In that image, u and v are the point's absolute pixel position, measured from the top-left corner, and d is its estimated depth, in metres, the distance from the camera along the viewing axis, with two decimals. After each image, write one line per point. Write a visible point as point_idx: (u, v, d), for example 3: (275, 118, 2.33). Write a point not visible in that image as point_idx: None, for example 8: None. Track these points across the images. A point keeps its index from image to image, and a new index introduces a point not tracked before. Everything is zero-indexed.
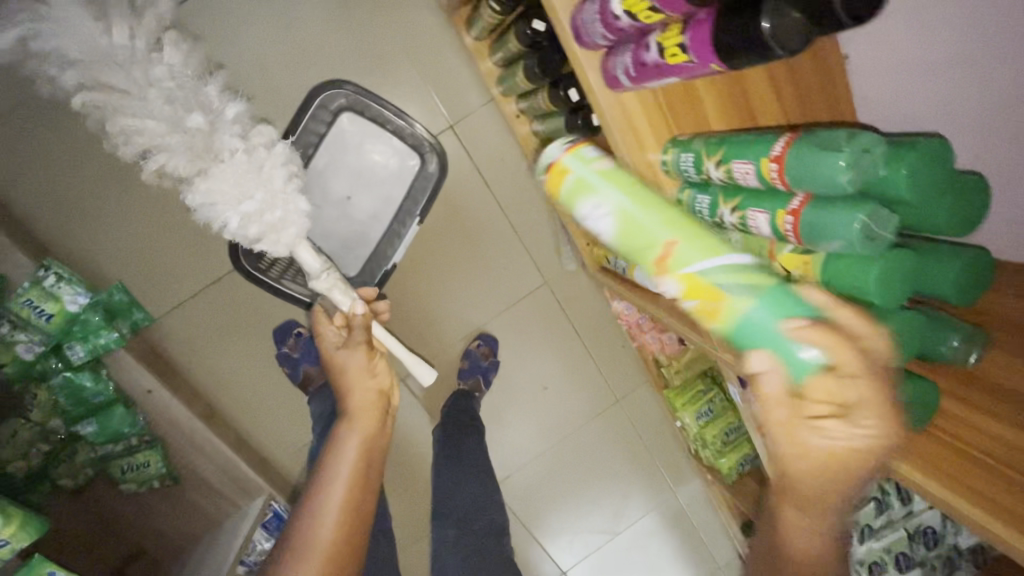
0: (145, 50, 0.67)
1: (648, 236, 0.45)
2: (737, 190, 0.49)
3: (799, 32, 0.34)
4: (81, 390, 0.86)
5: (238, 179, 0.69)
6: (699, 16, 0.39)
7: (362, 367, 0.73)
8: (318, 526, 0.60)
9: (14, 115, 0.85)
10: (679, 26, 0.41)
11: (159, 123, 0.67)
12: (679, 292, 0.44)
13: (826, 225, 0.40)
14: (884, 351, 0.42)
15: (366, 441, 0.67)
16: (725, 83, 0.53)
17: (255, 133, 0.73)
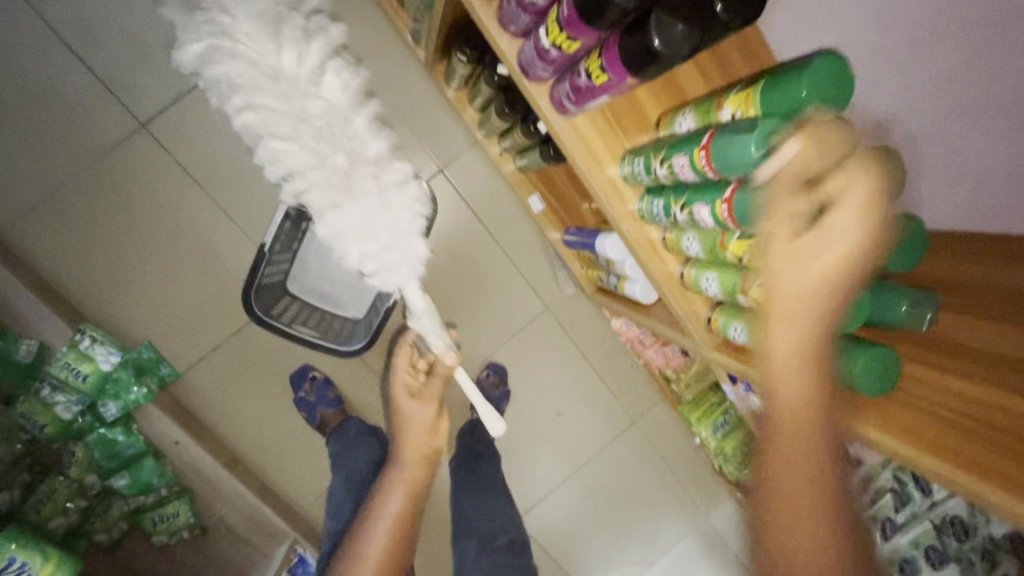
0: (311, 74, 0.67)
1: (713, 100, 0.50)
2: (686, 188, 0.53)
3: (680, 39, 0.40)
4: (114, 444, 0.92)
5: (365, 215, 0.71)
6: (609, 41, 0.46)
7: (426, 424, 0.74)
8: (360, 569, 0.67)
9: (58, 207, 0.96)
10: (596, 52, 0.47)
11: (306, 152, 0.67)
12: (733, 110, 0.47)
13: (753, 204, 0.44)
14: (824, 314, 0.45)
15: (411, 487, 0.71)
16: (658, 89, 0.59)
17: (391, 171, 0.73)
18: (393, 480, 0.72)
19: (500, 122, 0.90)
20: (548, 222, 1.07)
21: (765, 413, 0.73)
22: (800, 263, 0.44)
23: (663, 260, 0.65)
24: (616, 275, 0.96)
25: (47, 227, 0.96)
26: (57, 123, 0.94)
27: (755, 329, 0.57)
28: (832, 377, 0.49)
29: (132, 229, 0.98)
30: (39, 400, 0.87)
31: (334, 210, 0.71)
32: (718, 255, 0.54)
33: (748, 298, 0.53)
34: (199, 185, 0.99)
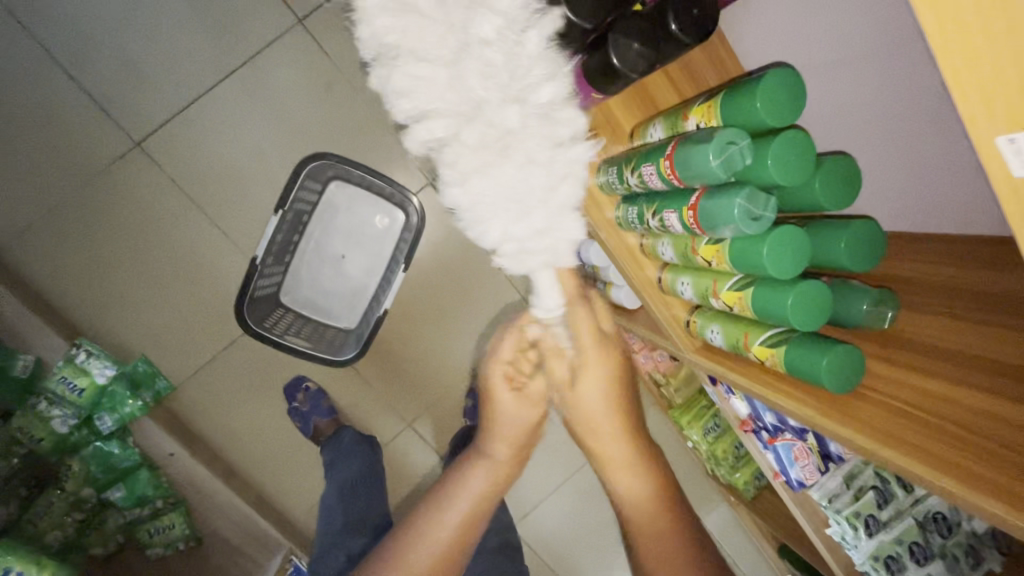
0: None
1: (679, 112, 0.52)
2: (657, 196, 0.55)
3: (636, 55, 0.43)
4: (109, 456, 0.94)
5: (519, 175, 0.64)
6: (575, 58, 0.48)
7: (517, 408, 0.73)
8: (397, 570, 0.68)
9: (56, 225, 0.98)
10: None
11: (457, 100, 0.64)
12: (700, 120, 0.49)
13: (717, 210, 0.46)
14: (787, 314, 0.47)
15: (493, 483, 0.73)
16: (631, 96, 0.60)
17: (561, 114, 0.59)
18: (479, 473, 0.73)
19: None
20: None
21: (746, 413, 0.75)
22: (763, 265, 0.46)
23: (641, 266, 0.67)
24: (602, 282, 0.98)
25: (44, 244, 0.97)
26: (54, 143, 0.97)
27: (729, 331, 0.59)
28: (800, 376, 0.51)
29: (128, 245, 1.00)
30: (38, 413, 0.88)
31: (498, 180, 0.66)
32: (690, 260, 0.55)
33: (719, 300, 0.55)
34: (193, 201, 1.01)
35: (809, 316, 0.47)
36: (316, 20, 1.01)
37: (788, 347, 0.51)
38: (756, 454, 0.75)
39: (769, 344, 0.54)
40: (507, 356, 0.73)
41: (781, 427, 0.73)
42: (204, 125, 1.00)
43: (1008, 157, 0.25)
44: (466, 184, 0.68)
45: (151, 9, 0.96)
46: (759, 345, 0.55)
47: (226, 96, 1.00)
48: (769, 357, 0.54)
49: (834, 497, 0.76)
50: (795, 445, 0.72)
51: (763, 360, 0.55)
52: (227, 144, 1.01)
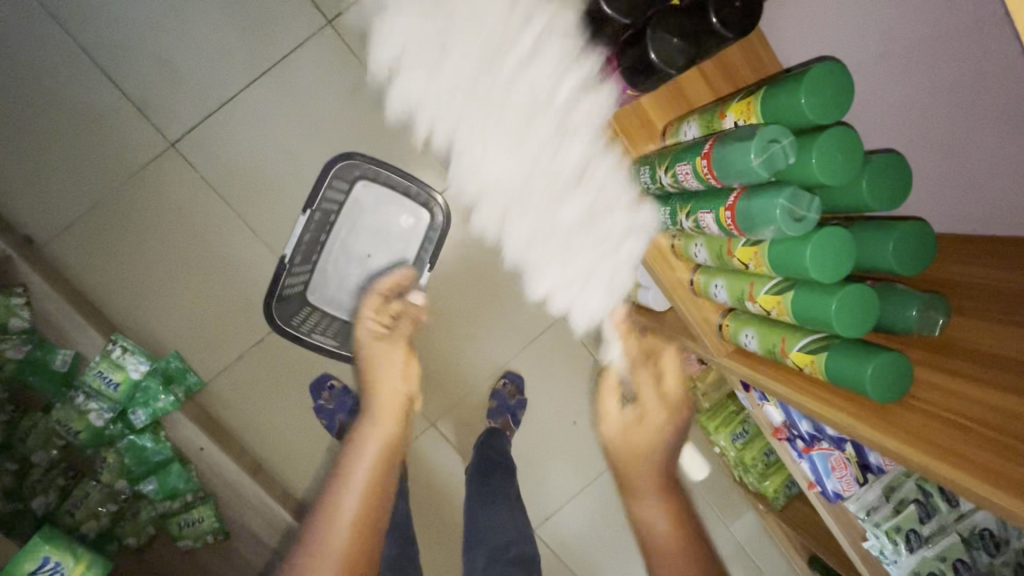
0: None
1: (717, 109, 0.51)
2: (692, 195, 0.53)
3: None
4: (143, 450, 0.96)
5: None
6: None
7: (398, 366, 0.82)
8: (343, 498, 0.67)
9: (95, 223, 1.01)
10: None
11: None
12: (736, 118, 0.48)
13: (757, 209, 0.44)
14: (830, 318, 0.45)
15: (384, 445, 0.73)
16: (663, 91, 0.60)
17: None
18: (369, 437, 0.73)
19: None
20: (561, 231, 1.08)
21: (779, 421, 0.72)
22: (804, 267, 0.43)
23: (673, 268, 0.66)
24: (629, 283, 0.96)
25: (84, 242, 1.01)
26: (94, 142, 1.00)
27: (766, 335, 0.56)
28: (842, 384, 0.49)
29: (163, 242, 1.02)
30: (76, 407, 0.93)
31: None
32: (726, 260, 0.54)
33: (756, 304, 0.53)
34: (224, 201, 1.03)
35: (854, 320, 0.45)
36: (345, 23, 1.03)
37: (829, 354, 0.49)
38: (789, 462, 0.72)
39: (809, 350, 0.52)
40: (370, 313, 0.88)
41: (818, 437, 0.69)
42: (235, 125, 1.02)
43: None
44: None
45: (187, 13, 0.99)
46: (797, 352, 0.53)
47: (257, 98, 1.02)
48: (808, 363, 0.52)
49: (872, 510, 0.73)
50: (833, 455, 0.69)
51: (801, 366, 0.53)
52: (256, 145, 1.03)
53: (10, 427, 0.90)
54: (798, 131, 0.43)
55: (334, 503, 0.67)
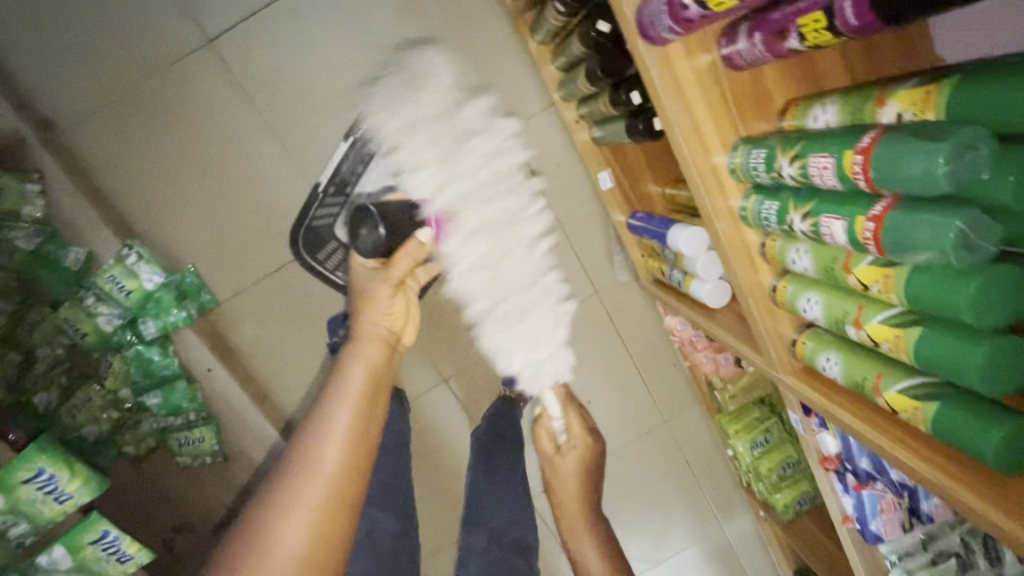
0: None
1: (871, 94, 0.42)
2: (813, 195, 0.45)
3: None
4: (150, 362, 0.93)
5: None
6: None
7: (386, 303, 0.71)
8: (325, 444, 0.55)
9: (116, 116, 0.93)
10: None
11: None
12: (901, 107, 0.39)
13: (918, 228, 0.35)
14: (969, 370, 0.37)
15: (374, 368, 0.63)
16: (790, 66, 0.51)
17: None
18: (357, 362, 0.63)
19: (587, 87, 0.82)
20: (614, 204, 1.00)
21: (833, 451, 0.66)
22: (956, 307, 0.36)
23: (755, 270, 0.58)
24: (681, 272, 0.89)
25: (106, 135, 0.93)
26: (125, 25, 0.90)
27: (855, 365, 0.50)
28: (947, 443, 0.42)
29: (190, 148, 0.95)
30: (85, 308, 0.88)
31: None
32: (835, 276, 0.46)
33: (860, 332, 0.46)
34: (259, 113, 0.94)
35: (1001, 376, 0.37)
36: None
37: (939, 404, 0.43)
38: (831, 493, 0.68)
39: (910, 395, 0.45)
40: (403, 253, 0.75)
41: (874, 476, 0.62)
42: (279, 28, 0.92)
43: None
44: None
45: None
46: (893, 392, 0.46)
47: (308, 3, 0.92)
48: (907, 407, 0.45)
49: (906, 555, 0.65)
50: (883, 497, 0.63)
51: (896, 409, 0.47)
52: (300, 57, 0.93)
53: (15, 318, 0.85)
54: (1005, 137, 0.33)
55: (311, 461, 0.54)
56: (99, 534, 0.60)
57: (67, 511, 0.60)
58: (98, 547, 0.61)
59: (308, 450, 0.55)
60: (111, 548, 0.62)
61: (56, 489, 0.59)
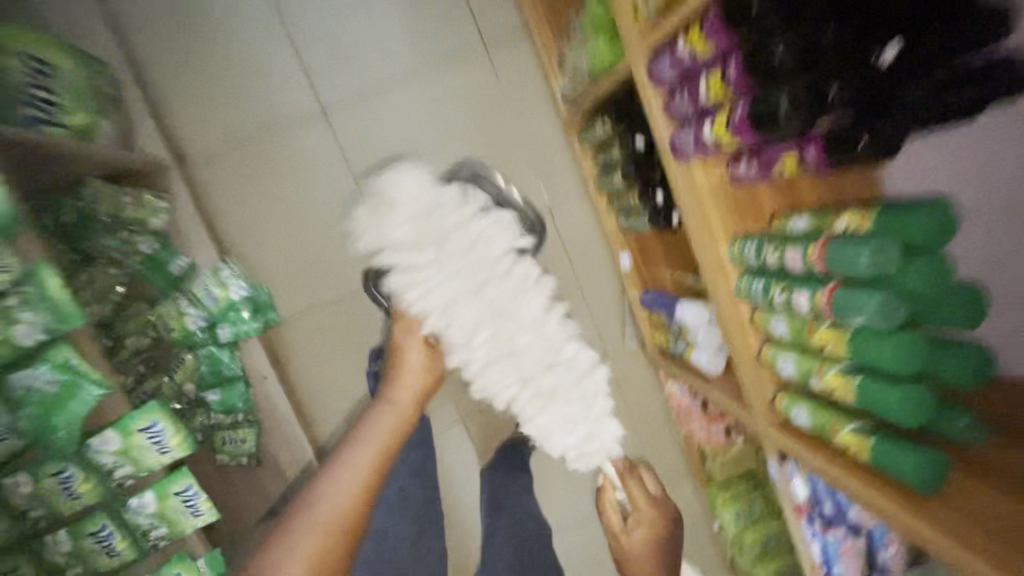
0: None
1: (831, 211, 0.60)
2: (789, 277, 0.63)
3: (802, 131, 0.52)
4: (219, 362, 1.05)
5: None
6: (737, 119, 0.58)
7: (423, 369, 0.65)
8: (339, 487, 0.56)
9: (232, 157, 1.13)
10: (726, 125, 0.59)
11: None
12: (848, 221, 0.57)
13: (855, 300, 0.52)
14: (893, 405, 0.53)
15: (403, 422, 0.63)
16: (777, 188, 0.71)
17: None
18: (387, 413, 0.62)
19: (619, 185, 1.04)
20: (630, 281, 1.19)
21: (803, 498, 0.77)
22: (881, 357, 0.52)
23: (747, 336, 0.74)
24: (684, 343, 1.05)
25: (221, 171, 1.13)
26: (258, 90, 1.13)
27: (819, 413, 0.65)
28: (884, 469, 0.56)
29: (289, 191, 1.15)
30: (177, 308, 1.02)
31: None
32: (804, 338, 0.62)
33: (822, 381, 0.61)
34: (351, 172, 1.16)
35: (915, 411, 0.52)
36: (501, 51, 1.17)
37: (878, 439, 0.57)
38: (801, 538, 0.78)
39: (859, 433, 0.59)
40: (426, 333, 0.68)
41: (836, 521, 0.74)
42: (380, 110, 1.16)
43: None
44: None
45: (371, 6, 1.13)
46: (846, 432, 0.61)
47: (405, 94, 1.16)
48: (857, 443, 0.60)
49: None
50: (845, 543, 0.74)
51: (849, 446, 0.61)
52: (392, 133, 1.16)
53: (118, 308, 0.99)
54: (912, 245, 0.51)
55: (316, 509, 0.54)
56: (184, 486, 0.73)
57: (163, 463, 0.72)
58: (179, 498, 0.73)
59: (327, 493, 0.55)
60: (188, 502, 0.74)
61: (163, 441, 0.72)
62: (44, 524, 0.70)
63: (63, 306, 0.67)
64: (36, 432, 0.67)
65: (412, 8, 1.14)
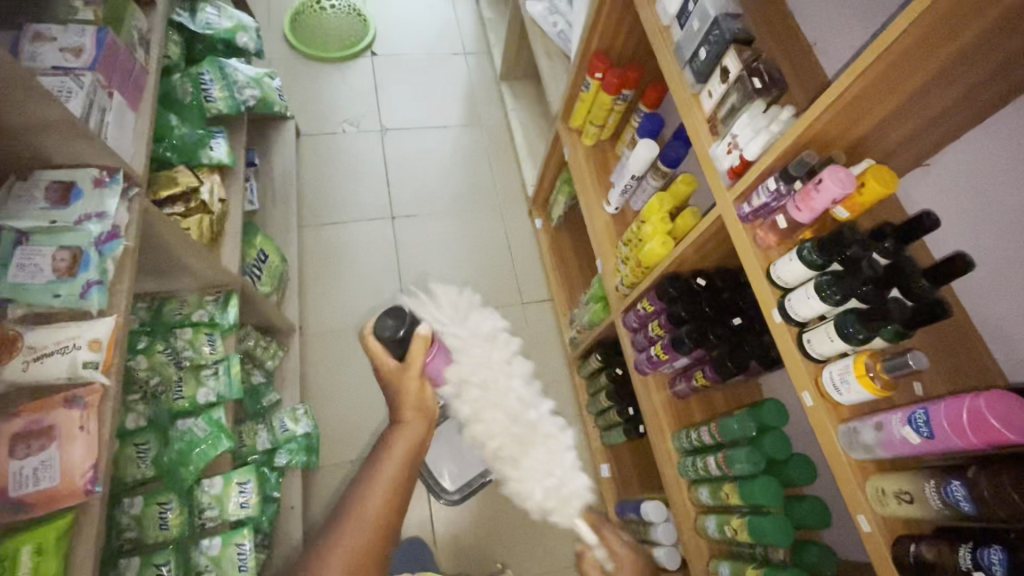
0: (639, 180, 1.17)
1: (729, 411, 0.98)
2: (706, 451, 0.98)
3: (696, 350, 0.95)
4: (267, 482, 1.25)
5: (639, 165, 1.13)
6: (666, 343, 1.01)
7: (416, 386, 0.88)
8: (365, 507, 0.75)
9: (331, 336, 1.60)
10: (661, 347, 1.03)
11: (644, 155, 1.12)
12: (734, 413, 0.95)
13: (735, 455, 0.88)
14: (766, 529, 0.82)
15: (412, 440, 0.83)
16: (702, 400, 1.08)
17: (637, 161, 1.13)
18: (401, 436, 0.82)
19: (604, 401, 1.43)
20: (608, 488, 1.44)
21: None
22: (754, 493, 0.84)
23: (685, 507, 1.03)
24: (647, 543, 1.24)
25: (323, 345, 1.59)
26: (367, 299, 1.67)
27: (735, 563, 0.89)
28: None
29: (362, 366, 1.57)
30: (255, 430, 1.27)
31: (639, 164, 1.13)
32: (718, 495, 0.93)
33: (730, 527, 0.90)
34: None
35: (781, 535, 0.81)
36: (534, 307, 1.73)
37: (768, 567, 0.82)
38: None
39: (756, 568, 0.84)
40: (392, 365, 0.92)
41: None
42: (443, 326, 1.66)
43: (835, 391, 0.60)
44: (634, 155, 1.13)
45: (456, 265, 1.76)
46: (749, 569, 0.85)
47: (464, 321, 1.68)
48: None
49: None
50: None
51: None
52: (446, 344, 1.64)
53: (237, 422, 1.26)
54: (766, 424, 0.88)
55: (363, 499, 0.76)
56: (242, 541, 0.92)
57: (238, 515, 0.96)
58: (236, 548, 0.91)
59: (357, 506, 0.76)
60: (241, 555, 0.92)
61: (248, 496, 0.97)
62: (126, 548, 0.87)
63: (231, 383, 1.03)
64: (171, 464, 0.92)
65: (481, 271, 1.76)
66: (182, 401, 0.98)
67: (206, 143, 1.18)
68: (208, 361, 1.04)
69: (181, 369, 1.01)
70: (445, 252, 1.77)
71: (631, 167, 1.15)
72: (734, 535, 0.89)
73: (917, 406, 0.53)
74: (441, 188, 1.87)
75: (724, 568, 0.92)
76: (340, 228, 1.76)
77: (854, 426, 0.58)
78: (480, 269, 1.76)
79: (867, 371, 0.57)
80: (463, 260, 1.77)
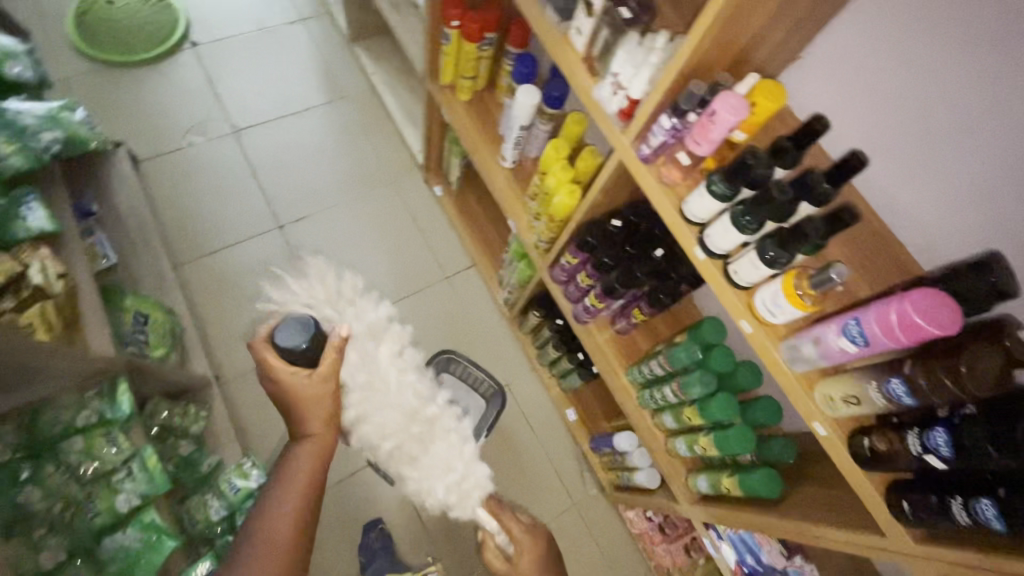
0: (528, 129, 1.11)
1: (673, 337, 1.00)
2: (660, 381, 1.00)
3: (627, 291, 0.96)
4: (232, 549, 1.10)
5: (524, 115, 1.06)
6: (598, 291, 1.01)
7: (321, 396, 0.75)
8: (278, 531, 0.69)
9: (253, 375, 1.46)
10: (594, 296, 1.03)
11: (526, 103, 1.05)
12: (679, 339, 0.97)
13: (688, 381, 0.90)
14: (731, 440, 0.86)
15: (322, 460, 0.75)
16: (645, 330, 1.10)
17: (521, 110, 1.05)
18: (310, 454, 0.75)
19: (553, 352, 1.43)
20: (579, 430, 1.48)
21: (733, 561, 0.97)
22: (714, 412, 0.87)
23: (654, 434, 1.07)
24: (628, 471, 1.30)
25: (247, 386, 1.45)
26: None
27: (711, 474, 0.95)
28: (746, 491, 0.86)
29: None
30: (203, 502, 1.14)
31: (523, 113, 1.06)
32: (681, 418, 0.97)
33: (699, 445, 0.94)
34: None
35: (745, 442, 0.86)
36: (459, 277, 1.67)
37: (740, 472, 0.88)
38: None
39: (730, 476, 0.90)
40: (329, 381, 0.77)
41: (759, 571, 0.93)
42: None
43: (769, 315, 0.60)
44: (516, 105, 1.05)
45: (365, 258, 1.63)
46: (725, 478, 0.91)
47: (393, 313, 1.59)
48: (731, 483, 0.89)
49: None
50: None
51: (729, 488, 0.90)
52: None
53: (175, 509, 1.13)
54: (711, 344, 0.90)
55: (277, 518, 0.70)
56: None
57: None
58: None
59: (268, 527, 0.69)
60: None
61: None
62: None
63: (153, 478, 0.92)
64: None
65: (393, 256, 1.65)
66: (100, 518, 0.87)
67: (14, 214, 0.97)
68: (117, 463, 0.91)
69: (85, 482, 0.88)
70: (350, 248, 1.63)
71: (516, 118, 1.07)
72: (704, 451, 0.94)
73: (849, 318, 0.55)
74: (323, 180, 1.69)
75: (702, 481, 0.97)
76: (224, 256, 1.56)
77: (793, 342, 0.60)
78: (392, 255, 1.65)
79: (795, 290, 0.57)
80: (371, 251, 1.65)
